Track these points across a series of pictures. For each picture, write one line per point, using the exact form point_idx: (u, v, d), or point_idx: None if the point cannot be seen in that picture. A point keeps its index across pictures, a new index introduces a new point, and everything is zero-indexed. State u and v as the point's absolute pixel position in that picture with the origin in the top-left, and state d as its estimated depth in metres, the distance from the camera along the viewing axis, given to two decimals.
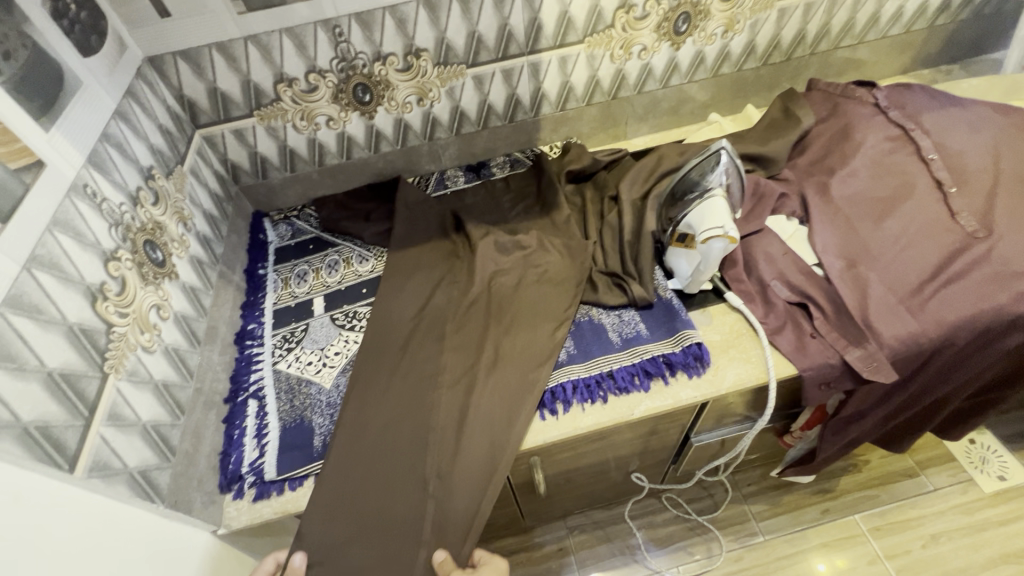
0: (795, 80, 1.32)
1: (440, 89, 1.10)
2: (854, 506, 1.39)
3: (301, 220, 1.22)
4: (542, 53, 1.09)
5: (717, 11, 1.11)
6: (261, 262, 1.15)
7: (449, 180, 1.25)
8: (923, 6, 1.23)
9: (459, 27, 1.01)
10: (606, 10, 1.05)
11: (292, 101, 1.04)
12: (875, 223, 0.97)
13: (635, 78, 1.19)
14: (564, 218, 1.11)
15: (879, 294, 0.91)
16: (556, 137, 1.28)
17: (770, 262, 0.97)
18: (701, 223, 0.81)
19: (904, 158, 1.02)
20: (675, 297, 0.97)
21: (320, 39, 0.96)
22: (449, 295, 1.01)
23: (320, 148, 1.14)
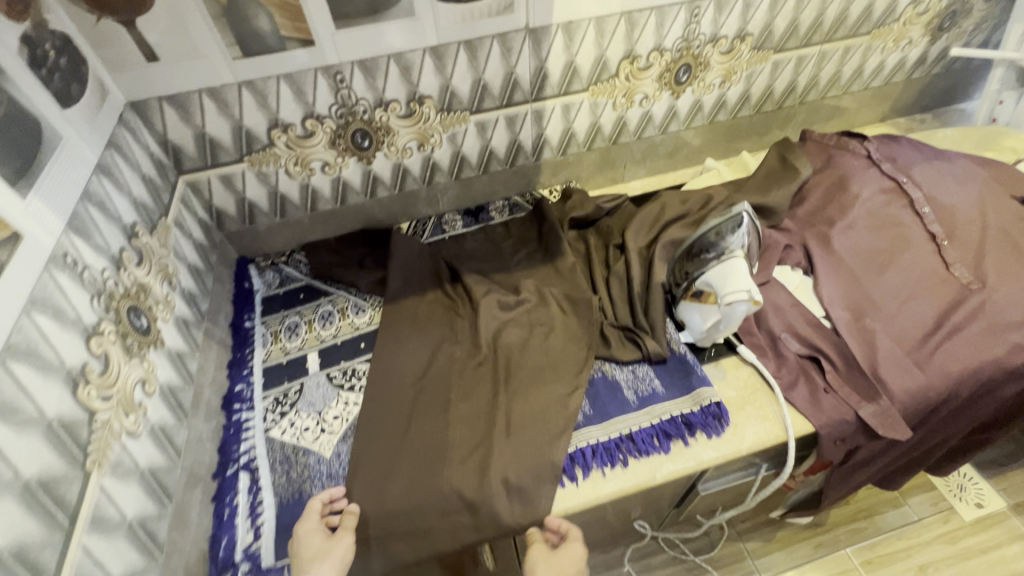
0: (784, 127, 1.36)
1: (442, 135, 1.07)
2: (846, 540, 1.38)
3: (290, 267, 1.15)
4: (546, 101, 1.08)
5: (716, 63, 1.13)
6: (248, 314, 1.08)
7: (447, 225, 1.22)
8: (903, 61, 1.29)
9: (464, 75, 0.98)
10: (611, 60, 1.05)
11: (286, 146, 0.99)
12: (876, 276, 0.99)
13: (635, 124, 1.19)
14: (569, 266, 1.10)
15: (886, 348, 0.92)
16: (555, 181, 1.27)
17: (779, 314, 0.97)
18: (723, 284, 0.81)
19: (899, 210, 1.05)
20: (688, 351, 0.96)
21: (320, 85, 0.92)
22: (454, 356, 0.98)
23: (314, 193, 1.09)
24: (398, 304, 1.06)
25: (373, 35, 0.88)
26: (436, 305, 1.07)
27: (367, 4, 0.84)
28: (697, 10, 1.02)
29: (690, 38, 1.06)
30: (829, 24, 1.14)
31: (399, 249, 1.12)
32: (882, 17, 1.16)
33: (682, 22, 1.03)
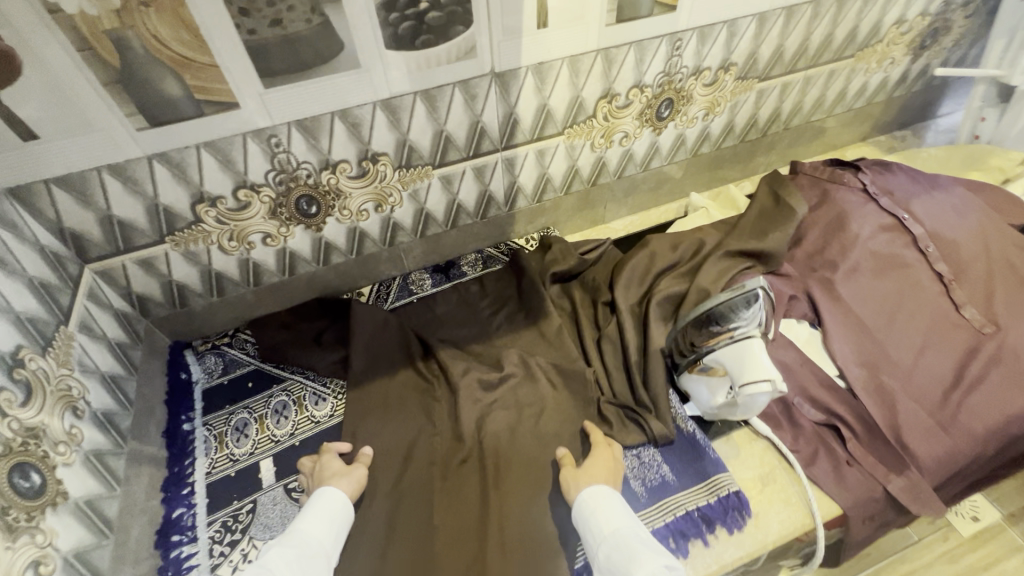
0: (768, 154, 1.29)
1: (402, 193, 0.94)
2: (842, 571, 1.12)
3: (235, 349, 1.00)
4: (518, 148, 0.96)
5: (699, 96, 1.04)
6: (186, 414, 0.91)
7: (414, 285, 1.09)
8: (884, 81, 1.23)
9: (424, 128, 0.85)
10: (588, 100, 0.94)
11: (217, 221, 0.84)
12: (887, 325, 0.92)
13: (616, 164, 1.09)
14: (555, 329, 0.98)
15: (908, 409, 0.84)
16: (531, 228, 1.15)
17: (790, 376, 0.88)
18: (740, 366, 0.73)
19: (901, 249, 0.98)
20: (697, 429, 0.86)
21: (252, 151, 0.77)
22: (435, 451, 0.86)
23: (257, 268, 0.94)
24: (365, 389, 0.92)
25: (312, 91, 0.74)
26: (410, 388, 0.94)
27: (301, 58, 0.70)
28: (679, 43, 0.92)
29: (672, 72, 0.96)
30: (814, 49, 1.06)
31: (362, 322, 0.97)
32: (865, 40, 1.10)
33: (663, 57, 0.93)
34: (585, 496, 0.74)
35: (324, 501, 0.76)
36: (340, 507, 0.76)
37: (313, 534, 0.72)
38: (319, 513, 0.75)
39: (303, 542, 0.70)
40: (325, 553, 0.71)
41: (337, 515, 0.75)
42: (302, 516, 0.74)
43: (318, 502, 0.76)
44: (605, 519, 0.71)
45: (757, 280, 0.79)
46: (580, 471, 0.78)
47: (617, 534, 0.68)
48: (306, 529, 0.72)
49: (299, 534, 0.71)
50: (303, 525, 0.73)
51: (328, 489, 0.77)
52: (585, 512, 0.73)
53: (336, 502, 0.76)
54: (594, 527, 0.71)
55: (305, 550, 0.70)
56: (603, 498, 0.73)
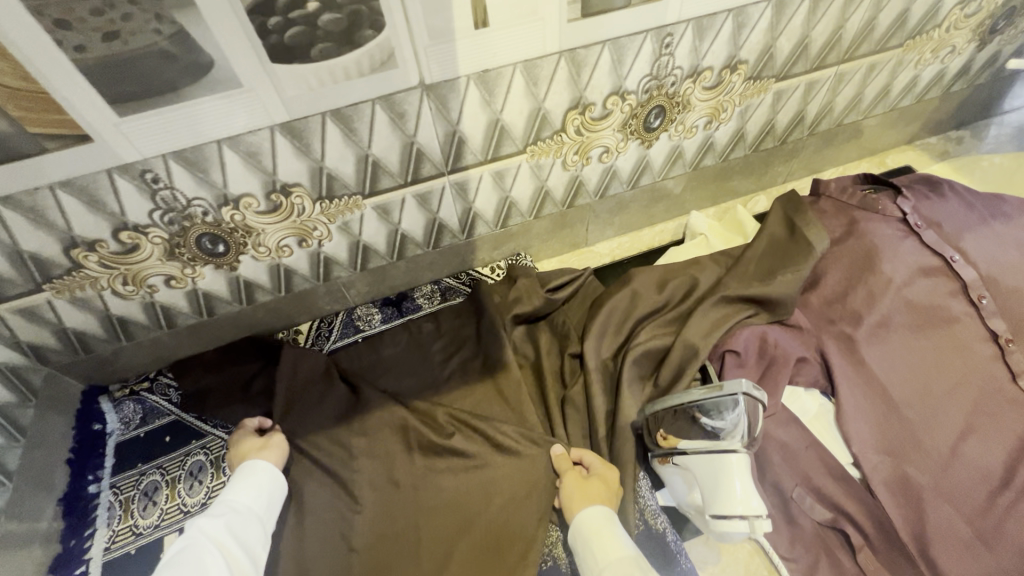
0: (787, 163, 1.08)
1: (329, 226, 0.79)
2: None
3: (155, 395, 0.89)
4: (469, 170, 0.80)
5: (698, 101, 0.84)
6: (93, 474, 0.81)
7: (361, 321, 0.96)
8: (938, 74, 1.01)
9: (343, 153, 0.70)
10: (553, 113, 0.76)
11: (102, 265, 0.71)
12: (921, 400, 0.73)
13: (596, 183, 0.92)
14: (513, 385, 0.84)
15: (940, 515, 0.67)
16: (498, 255, 1.00)
17: (790, 462, 0.73)
18: (717, 485, 0.62)
19: (945, 300, 0.79)
20: (671, 529, 0.72)
21: (124, 189, 0.64)
22: (360, 532, 0.73)
23: (166, 310, 0.82)
24: (270, 444, 0.77)
25: (186, 119, 0.59)
26: (337, 451, 0.80)
27: (158, 79, 0.55)
28: (669, 38, 0.72)
29: (662, 75, 0.77)
30: (850, 39, 0.84)
31: (287, 370, 0.84)
32: (918, 25, 0.88)
33: (649, 57, 0.74)
34: (590, 515, 0.67)
35: (249, 473, 0.72)
36: (267, 475, 0.72)
37: (241, 503, 0.68)
38: (246, 483, 0.71)
39: (233, 511, 0.67)
40: (258, 516, 0.68)
41: (265, 482, 0.71)
42: (229, 488, 0.71)
43: (243, 474, 0.72)
44: (613, 548, 0.63)
45: (736, 382, 0.63)
46: (583, 488, 0.71)
47: (627, 562, 0.61)
48: (234, 501, 0.68)
49: (227, 506, 0.67)
50: (231, 497, 0.69)
51: (255, 461, 0.73)
52: (589, 537, 0.65)
53: (260, 470, 0.72)
54: (599, 554, 0.63)
55: (236, 518, 0.66)
56: (609, 522, 0.66)
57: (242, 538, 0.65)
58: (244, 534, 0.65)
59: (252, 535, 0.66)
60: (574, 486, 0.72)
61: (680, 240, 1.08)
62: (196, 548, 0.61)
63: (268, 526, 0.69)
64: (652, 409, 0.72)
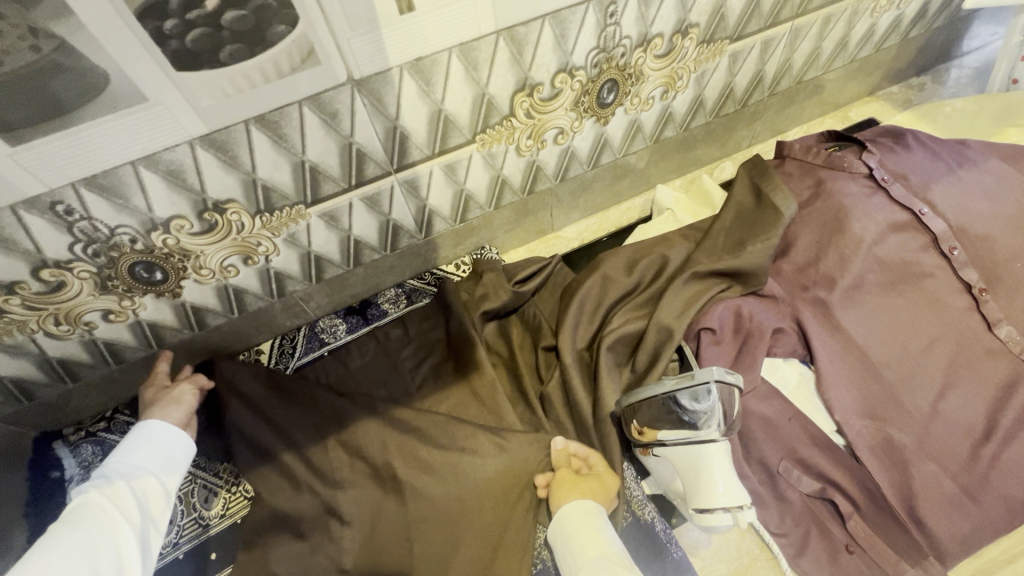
0: (751, 126, 1.06)
1: (275, 239, 0.74)
2: None
3: (115, 435, 0.84)
4: (417, 167, 0.75)
5: (652, 71, 0.80)
6: (54, 525, 0.75)
7: (325, 333, 0.91)
8: (895, 22, 0.99)
9: (275, 162, 0.65)
10: (499, 97, 0.72)
11: (27, 307, 0.65)
12: (899, 360, 0.72)
13: (555, 166, 0.88)
14: (487, 385, 0.80)
15: (926, 475, 0.66)
16: (462, 251, 0.97)
17: (775, 436, 0.72)
18: (699, 477, 0.62)
19: (916, 255, 0.78)
20: (659, 519, 0.73)
21: (35, 225, 0.58)
22: (349, 552, 0.71)
23: (110, 345, 0.77)
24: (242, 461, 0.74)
25: (80, 145, 0.53)
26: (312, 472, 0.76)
27: (47, 100, 0.49)
28: (613, 7, 0.68)
29: (610, 46, 0.73)
30: None
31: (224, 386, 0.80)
32: None
33: (593, 28, 0.69)
34: (577, 506, 0.66)
35: (144, 435, 0.69)
36: (162, 434, 0.70)
37: (137, 464, 0.66)
38: (140, 442, 0.68)
39: (128, 473, 0.64)
40: (159, 476, 0.66)
41: (167, 442, 0.70)
42: (118, 447, 0.67)
43: (137, 434, 0.69)
44: (592, 542, 0.62)
45: (708, 370, 0.62)
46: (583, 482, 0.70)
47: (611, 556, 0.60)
48: (125, 460, 0.65)
49: (118, 465, 0.64)
50: (121, 456, 0.66)
51: (150, 423, 0.70)
52: (569, 532, 0.65)
53: (158, 430, 0.70)
54: (578, 551, 0.62)
55: (132, 476, 0.64)
56: (595, 516, 0.65)
57: (143, 496, 0.63)
58: (142, 491, 0.64)
59: (154, 496, 0.64)
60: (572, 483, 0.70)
61: (649, 216, 1.05)
62: (91, 509, 0.58)
63: (167, 479, 0.67)
64: (628, 401, 0.70)
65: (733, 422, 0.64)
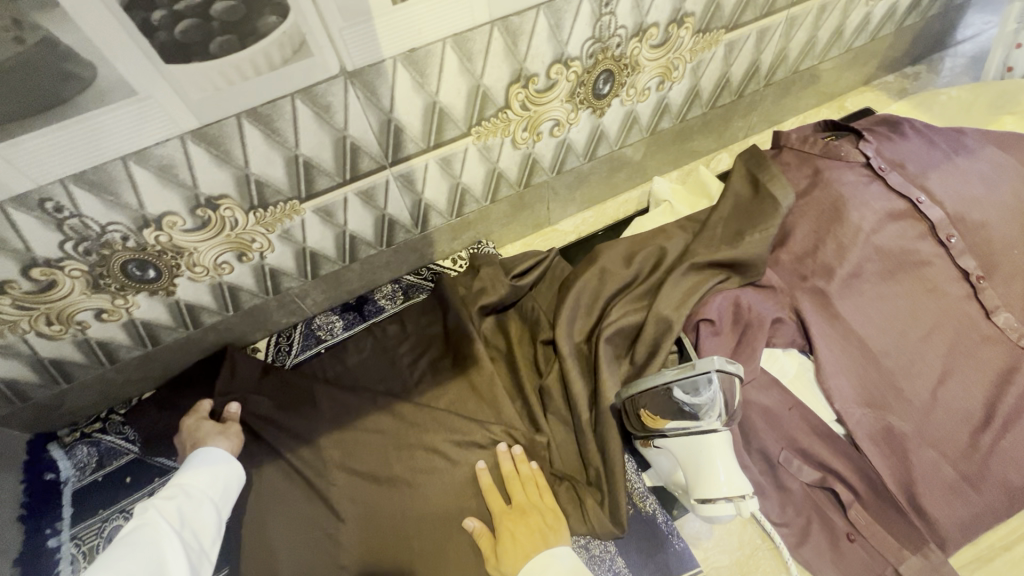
0: (747, 117, 1.05)
1: (269, 236, 0.73)
2: None
3: (111, 435, 0.83)
4: (412, 160, 0.74)
5: (648, 61, 0.79)
6: (51, 528, 0.76)
7: (321, 330, 0.91)
8: (891, 10, 0.99)
9: (268, 157, 0.64)
10: (493, 89, 0.71)
11: (18, 307, 0.65)
12: (898, 348, 0.72)
13: (551, 159, 0.88)
14: (486, 379, 0.80)
15: (926, 462, 0.67)
16: (459, 245, 0.96)
17: (774, 426, 0.72)
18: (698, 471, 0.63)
19: (914, 243, 0.78)
20: (660, 510, 0.73)
21: (24, 223, 0.57)
22: (348, 549, 0.71)
23: (103, 345, 0.76)
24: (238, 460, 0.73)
25: (72, 140, 0.53)
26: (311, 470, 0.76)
27: (32, 93, 0.48)
28: None
29: (605, 36, 0.72)
30: None
31: (225, 382, 0.81)
32: None
33: (588, 18, 0.69)
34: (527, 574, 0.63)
35: (203, 460, 0.69)
36: (224, 460, 0.70)
37: (194, 488, 0.66)
38: (200, 466, 0.69)
39: (183, 496, 0.65)
40: (214, 500, 0.67)
41: (223, 467, 0.70)
42: (180, 470, 0.69)
43: (195, 457, 0.70)
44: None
45: (708, 359, 0.61)
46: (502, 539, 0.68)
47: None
48: (187, 485, 0.67)
49: (179, 488, 0.66)
50: (182, 478, 0.67)
51: (209, 448, 0.71)
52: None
53: (218, 455, 0.70)
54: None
55: (188, 502, 0.65)
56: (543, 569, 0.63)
57: (194, 523, 0.64)
58: (194, 519, 0.64)
59: (205, 517, 0.65)
60: (515, 520, 0.69)
61: (646, 208, 1.05)
62: (147, 534, 0.59)
63: (221, 507, 0.68)
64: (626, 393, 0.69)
65: (734, 413, 0.63)
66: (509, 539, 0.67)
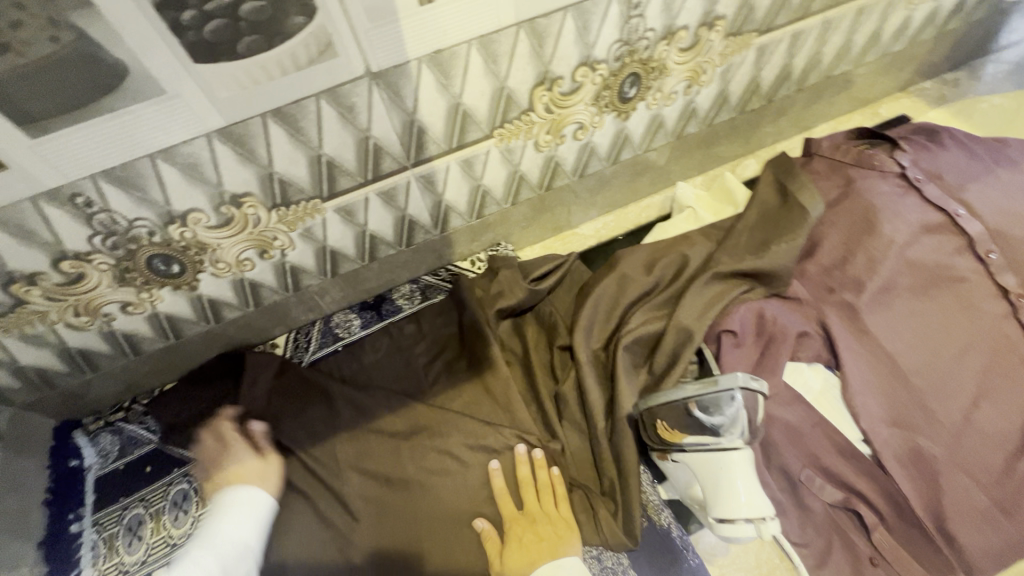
0: (777, 122, 1.02)
1: (291, 234, 0.74)
2: None
3: (133, 425, 0.85)
4: (434, 162, 0.74)
5: (675, 65, 0.78)
6: (73, 513, 0.77)
7: (339, 328, 0.91)
8: (932, 13, 0.95)
9: (292, 156, 0.64)
10: (518, 91, 0.70)
11: (48, 298, 0.66)
12: (930, 367, 0.70)
13: (574, 162, 0.86)
14: (501, 384, 0.79)
15: (956, 488, 0.64)
16: (478, 247, 0.96)
17: (796, 443, 0.70)
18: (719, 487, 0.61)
19: (950, 258, 0.75)
20: (675, 525, 0.72)
21: (55, 216, 0.58)
22: (360, 548, 0.71)
23: (128, 337, 0.77)
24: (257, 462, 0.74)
25: (102, 138, 0.53)
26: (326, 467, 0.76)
27: (65, 90, 0.49)
28: None
29: (633, 39, 0.71)
30: None
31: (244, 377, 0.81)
32: None
33: (616, 20, 0.67)
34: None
35: (245, 506, 0.70)
36: (263, 505, 0.71)
37: (235, 536, 0.67)
38: (240, 511, 0.69)
39: (222, 544, 0.65)
40: (251, 548, 0.67)
41: (262, 515, 0.70)
42: (221, 515, 0.69)
43: (235, 502, 0.70)
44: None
45: (732, 376, 0.61)
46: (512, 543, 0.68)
47: None
48: (227, 532, 0.67)
49: (219, 537, 0.66)
50: (223, 525, 0.67)
51: (249, 489, 0.71)
52: None
53: (257, 501, 0.71)
54: None
55: (228, 551, 0.65)
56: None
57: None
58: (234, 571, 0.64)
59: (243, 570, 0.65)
60: (523, 526, 0.69)
61: (668, 214, 1.03)
62: None
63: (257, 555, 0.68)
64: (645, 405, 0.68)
65: (757, 431, 0.62)
66: (515, 544, 0.68)
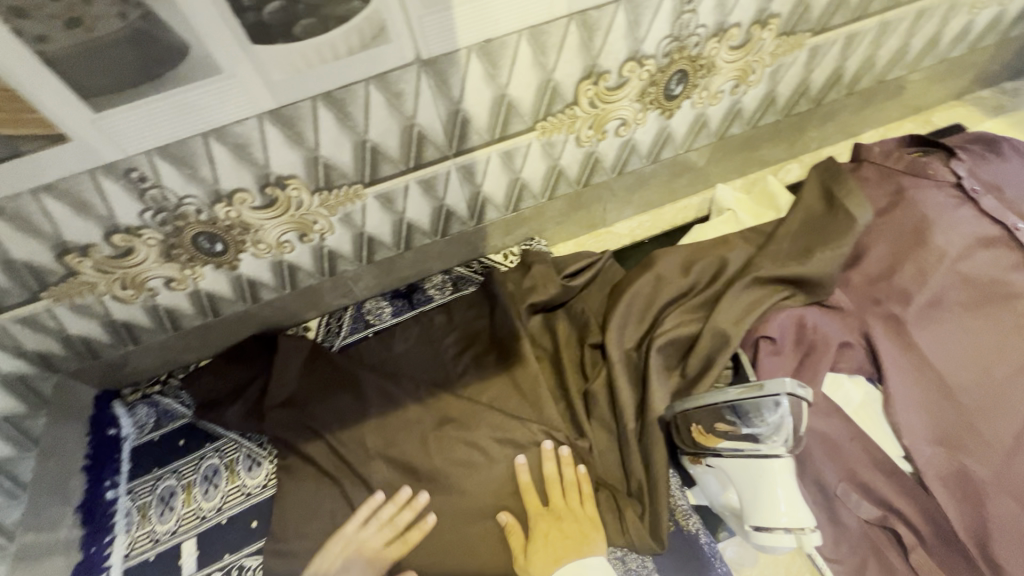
0: (824, 126, 1.00)
1: (330, 219, 0.75)
2: None
3: (168, 399, 0.87)
4: (475, 152, 0.74)
5: (724, 63, 0.76)
6: (110, 480, 0.80)
7: (371, 315, 0.92)
8: (996, 18, 0.91)
9: (338, 140, 0.65)
10: (563, 84, 0.70)
11: (98, 270, 0.68)
12: (978, 386, 0.67)
13: (613, 158, 0.85)
14: (530, 379, 0.79)
15: (1003, 511, 0.61)
16: (511, 241, 0.95)
17: (833, 456, 0.68)
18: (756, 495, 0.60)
19: (1005, 273, 0.72)
20: (704, 532, 0.71)
21: (110, 190, 0.60)
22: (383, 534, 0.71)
23: (169, 312, 0.79)
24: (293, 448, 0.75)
25: (159, 114, 0.55)
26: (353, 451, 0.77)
27: (129, 66, 0.50)
28: None
29: (683, 35, 0.69)
30: None
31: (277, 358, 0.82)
32: None
33: (668, 15, 0.66)
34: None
35: None
36: None
37: None
38: None
39: None
40: None
41: None
42: None
43: None
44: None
45: (779, 381, 0.59)
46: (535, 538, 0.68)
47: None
48: None
49: None
50: None
51: None
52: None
53: None
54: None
55: None
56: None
57: None
58: None
59: None
60: (547, 521, 0.69)
61: (706, 216, 1.01)
62: None
63: None
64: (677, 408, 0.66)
65: (799, 439, 0.61)
66: (539, 540, 0.67)
